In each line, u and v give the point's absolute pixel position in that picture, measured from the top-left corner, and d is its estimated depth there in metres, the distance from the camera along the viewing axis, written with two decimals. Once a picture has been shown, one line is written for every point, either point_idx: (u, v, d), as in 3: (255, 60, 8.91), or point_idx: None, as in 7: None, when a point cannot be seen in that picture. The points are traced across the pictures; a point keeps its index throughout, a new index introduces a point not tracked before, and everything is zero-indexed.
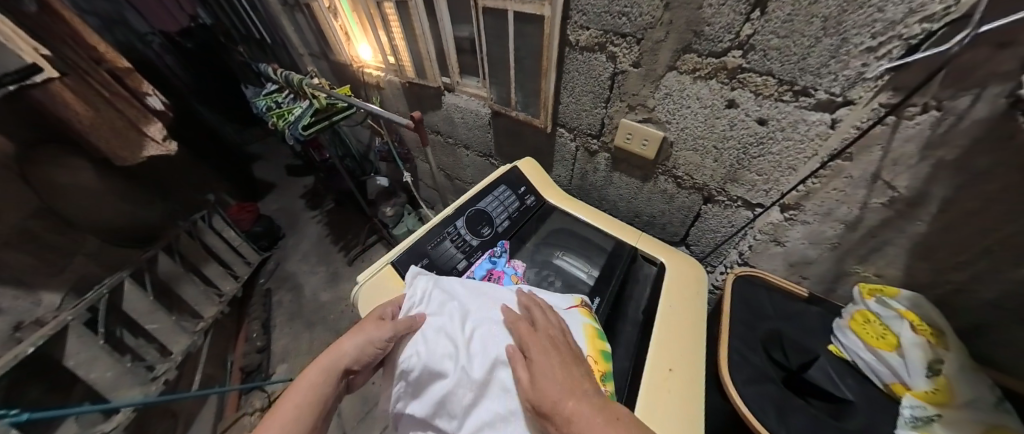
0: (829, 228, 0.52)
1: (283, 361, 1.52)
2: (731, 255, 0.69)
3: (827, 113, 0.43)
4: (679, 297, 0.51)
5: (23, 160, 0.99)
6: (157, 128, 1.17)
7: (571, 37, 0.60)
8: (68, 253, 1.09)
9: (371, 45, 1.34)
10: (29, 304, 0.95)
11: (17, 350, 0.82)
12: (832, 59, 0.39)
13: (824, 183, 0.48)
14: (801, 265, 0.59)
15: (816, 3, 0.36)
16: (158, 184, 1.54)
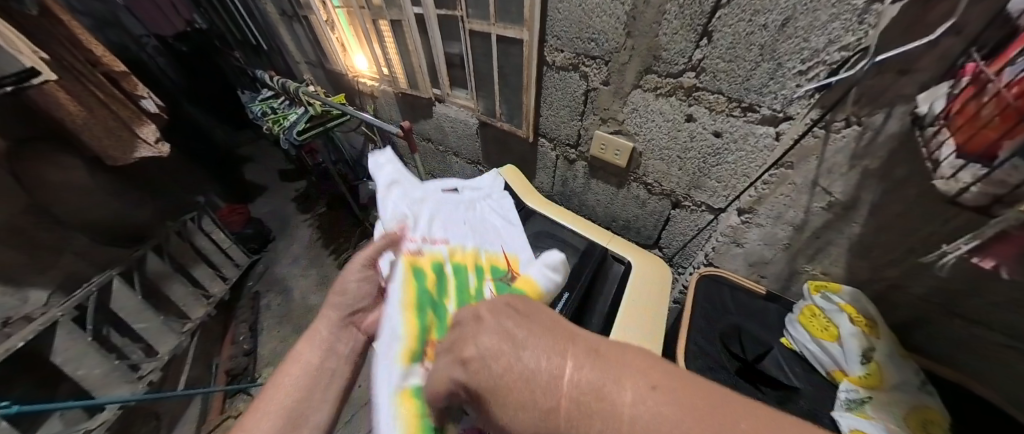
0: (779, 230, 0.57)
1: (269, 364, 1.51)
2: (698, 257, 0.74)
3: (772, 127, 0.48)
4: (642, 296, 0.55)
5: (12, 157, 0.98)
6: (149, 130, 1.18)
7: (548, 58, 0.66)
8: (57, 251, 1.08)
9: (366, 56, 1.39)
10: (16, 300, 0.95)
11: (6, 345, 0.84)
12: (771, 80, 0.44)
13: (772, 188, 0.53)
14: (760, 265, 0.63)
15: (753, 34, 0.42)
16: (150, 184, 1.54)
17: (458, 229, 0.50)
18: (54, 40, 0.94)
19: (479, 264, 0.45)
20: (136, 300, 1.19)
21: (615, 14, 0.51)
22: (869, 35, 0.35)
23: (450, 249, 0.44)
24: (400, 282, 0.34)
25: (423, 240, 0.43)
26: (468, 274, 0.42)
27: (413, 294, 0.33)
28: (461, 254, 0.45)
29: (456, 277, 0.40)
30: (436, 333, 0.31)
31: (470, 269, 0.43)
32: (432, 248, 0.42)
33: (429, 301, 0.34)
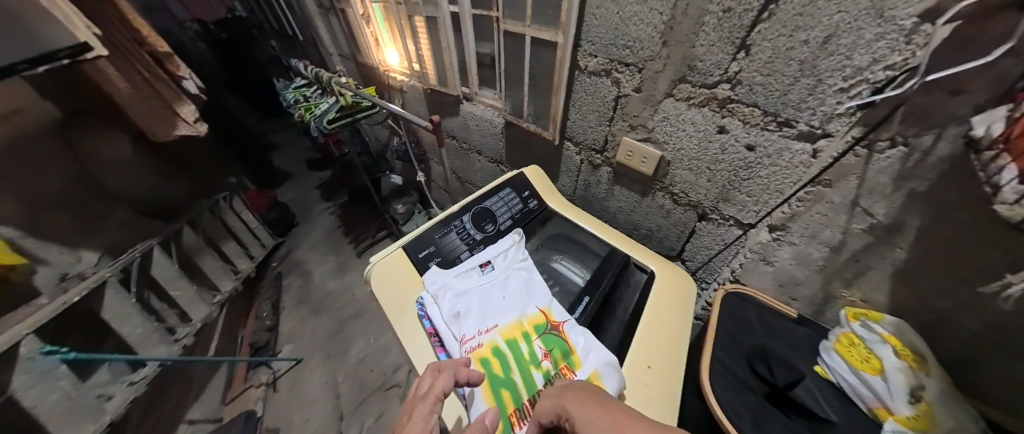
0: (815, 250, 0.55)
1: (288, 342, 1.59)
2: (724, 273, 0.73)
3: (808, 143, 0.47)
4: (664, 307, 0.56)
5: (66, 127, 1.05)
6: (188, 109, 1.17)
7: (581, 62, 0.67)
8: (102, 221, 1.17)
9: (398, 51, 1.45)
10: (70, 258, 1.04)
11: (64, 299, 0.90)
12: (809, 96, 0.43)
13: (807, 206, 0.52)
14: (790, 285, 0.62)
15: (793, 49, 0.41)
16: (185, 163, 1.65)
17: (499, 295, 0.53)
18: (104, 20, 0.91)
19: (526, 329, 0.49)
20: (173, 269, 1.29)
21: (651, 24, 0.51)
22: (917, 55, 0.34)
23: (499, 331, 0.49)
24: (476, 377, 0.44)
25: (478, 330, 0.49)
26: (520, 344, 0.47)
27: (487, 386, 0.44)
28: (509, 328, 0.49)
29: (511, 352, 0.46)
30: (513, 403, 0.42)
31: (520, 338, 0.48)
32: (486, 335, 0.48)
33: (499, 386, 0.43)
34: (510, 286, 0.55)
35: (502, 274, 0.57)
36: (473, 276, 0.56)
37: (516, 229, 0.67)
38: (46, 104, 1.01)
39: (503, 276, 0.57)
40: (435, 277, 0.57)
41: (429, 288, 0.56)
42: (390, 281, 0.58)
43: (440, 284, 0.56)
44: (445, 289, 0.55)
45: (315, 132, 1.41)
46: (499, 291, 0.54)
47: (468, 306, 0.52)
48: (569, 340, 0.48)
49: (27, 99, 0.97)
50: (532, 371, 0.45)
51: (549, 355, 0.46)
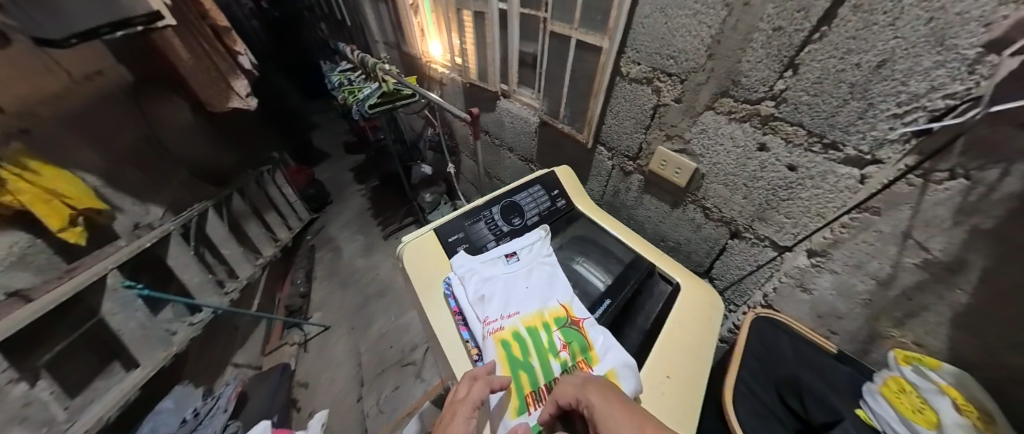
0: (859, 282, 0.53)
1: (318, 310, 1.74)
2: (755, 296, 0.73)
3: (856, 168, 0.46)
4: (688, 320, 0.57)
5: (135, 90, 1.21)
6: (240, 84, 1.35)
7: (624, 68, 0.69)
8: (166, 178, 1.33)
9: (441, 43, 1.53)
10: (140, 210, 1.20)
11: (139, 244, 1.05)
12: (860, 119, 0.43)
13: (852, 233, 0.51)
14: (829, 317, 0.60)
15: (844, 71, 0.41)
16: (241, 139, 1.79)
17: (523, 285, 0.57)
18: None
19: (546, 320, 0.52)
20: (224, 228, 1.44)
21: (698, 37, 0.52)
22: (980, 86, 0.32)
23: (521, 318, 0.52)
24: (497, 357, 0.48)
25: (501, 315, 0.52)
26: (540, 333, 0.50)
27: (507, 367, 0.47)
28: (530, 316, 0.52)
29: (531, 339, 0.50)
30: (530, 385, 0.45)
31: (540, 328, 0.51)
32: (509, 320, 0.51)
33: (519, 368, 0.46)
34: (535, 279, 0.58)
35: (527, 266, 0.61)
36: (500, 265, 0.60)
37: (543, 225, 0.70)
38: (121, 68, 1.16)
39: (528, 268, 0.60)
40: (463, 261, 0.61)
41: (457, 271, 0.60)
42: (422, 259, 0.63)
43: (468, 267, 0.60)
44: (472, 272, 0.59)
45: (355, 115, 1.48)
46: (523, 281, 0.58)
47: (492, 291, 0.56)
48: (587, 337, 0.50)
49: (104, 62, 1.11)
50: (551, 359, 0.48)
51: (568, 347, 0.49)
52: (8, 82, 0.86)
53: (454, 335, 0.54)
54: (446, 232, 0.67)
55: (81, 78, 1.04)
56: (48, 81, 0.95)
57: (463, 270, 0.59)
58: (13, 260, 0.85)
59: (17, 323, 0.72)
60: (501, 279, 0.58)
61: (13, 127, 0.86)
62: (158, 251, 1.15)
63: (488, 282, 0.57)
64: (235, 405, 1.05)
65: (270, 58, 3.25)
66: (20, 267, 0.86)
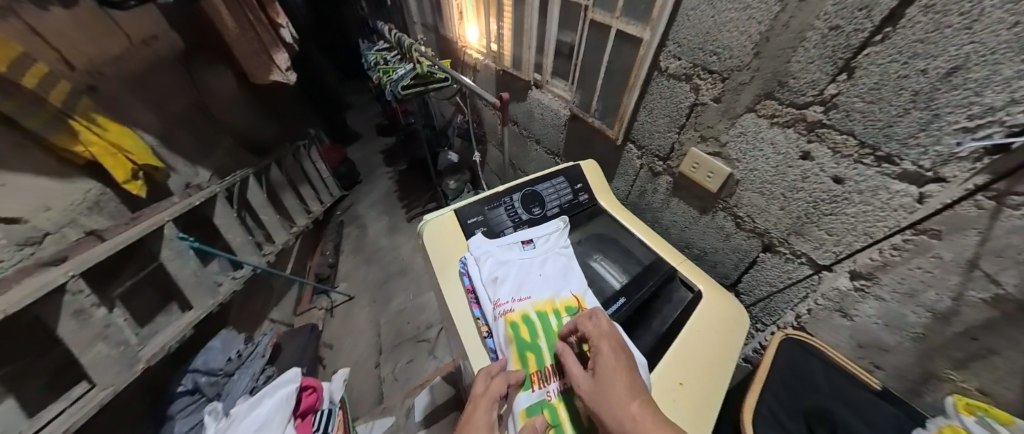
0: (911, 314, 0.46)
1: (344, 280, 1.87)
2: (786, 316, 0.66)
3: (914, 186, 0.40)
4: (709, 330, 0.52)
5: (188, 58, 1.38)
6: (281, 57, 1.46)
7: (662, 63, 0.67)
8: (213, 143, 1.48)
9: (479, 27, 1.47)
10: (190, 172, 1.33)
11: (187, 202, 1.12)
12: (922, 131, 0.37)
13: (905, 257, 0.44)
14: (872, 350, 0.52)
15: (906, 77, 0.36)
16: (274, 106, 2.00)
17: (536, 272, 0.56)
18: None
19: (557, 307, 0.51)
20: (261, 197, 1.52)
21: (746, 33, 0.50)
22: None
23: (532, 302, 0.51)
24: (506, 336, 0.47)
25: (512, 297, 0.51)
26: (550, 318, 0.50)
27: (515, 349, 0.46)
28: (542, 302, 0.51)
29: (541, 324, 0.49)
30: (536, 364, 0.45)
31: (551, 313, 0.50)
32: (520, 303, 0.51)
33: (527, 350, 0.46)
34: (551, 267, 0.57)
35: (543, 254, 0.60)
36: (515, 251, 0.60)
37: (562, 216, 0.69)
38: (174, 34, 1.31)
39: (543, 257, 0.59)
40: (480, 242, 0.61)
41: (472, 251, 0.60)
42: (439, 235, 0.64)
43: (484, 248, 0.59)
44: (488, 254, 0.58)
45: (388, 95, 1.52)
46: (537, 269, 0.57)
47: (506, 273, 0.55)
48: None
49: (160, 29, 1.25)
50: (559, 344, 0.47)
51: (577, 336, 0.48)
52: (79, 44, 0.98)
53: (464, 311, 0.55)
54: (467, 213, 0.66)
55: (141, 41, 1.18)
56: (111, 39, 1.07)
57: (479, 250, 0.59)
58: (89, 204, 0.98)
59: (93, 258, 0.81)
60: (516, 263, 0.57)
61: (82, 84, 0.97)
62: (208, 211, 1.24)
63: (503, 264, 0.57)
64: (271, 353, 1.17)
65: (313, 39, 3.45)
66: (96, 211, 1.00)
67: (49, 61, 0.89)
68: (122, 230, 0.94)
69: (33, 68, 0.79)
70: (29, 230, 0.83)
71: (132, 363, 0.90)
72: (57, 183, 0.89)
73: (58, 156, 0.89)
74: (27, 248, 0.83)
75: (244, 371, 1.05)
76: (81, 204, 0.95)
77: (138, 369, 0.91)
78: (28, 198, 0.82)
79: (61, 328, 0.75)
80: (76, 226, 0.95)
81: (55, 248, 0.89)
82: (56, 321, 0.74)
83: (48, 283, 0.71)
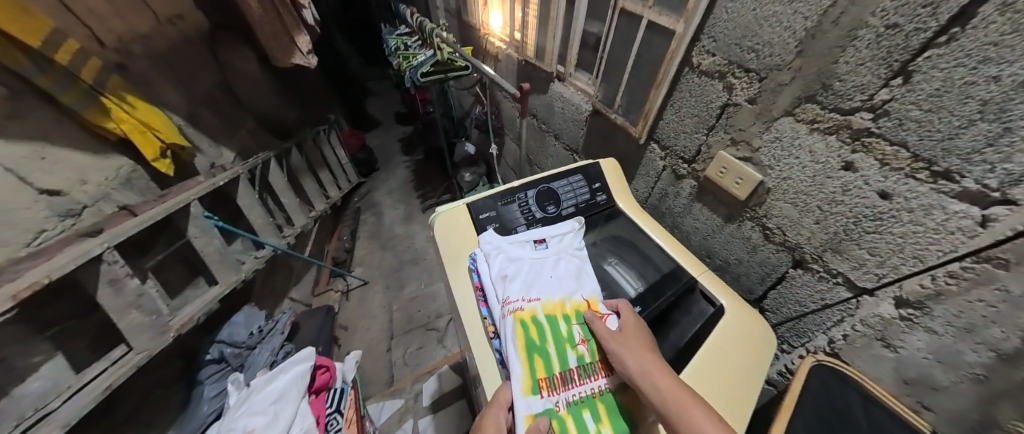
0: (970, 352, 0.40)
1: (360, 265, 1.93)
2: (818, 340, 0.61)
3: (975, 207, 0.35)
4: (731, 349, 0.48)
5: (213, 38, 1.43)
6: (302, 40, 1.48)
7: (695, 59, 0.64)
8: (236, 126, 1.54)
9: (502, 14, 1.42)
10: (214, 153, 1.40)
11: (213, 182, 1.18)
12: (988, 146, 0.33)
13: (961, 286, 0.39)
14: (921, 387, 0.46)
15: (974, 84, 0.32)
16: (296, 91, 2.06)
17: (547, 274, 0.56)
18: None
19: (567, 311, 0.51)
20: (282, 180, 1.57)
21: (790, 29, 0.46)
22: None
23: (542, 303, 0.51)
24: (516, 335, 0.47)
25: (522, 296, 0.51)
26: (559, 322, 0.49)
27: (524, 351, 0.46)
28: (552, 304, 0.51)
29: (550, 327, 0.49)
30: (544, 370, 0.44)
31: (560, 317, 0.50)
32: (528, 303, 0.51)
33: (534, 351, 0.46)
34: (563, 269, 0.57)
35: (555, 253, 0.59)
36: (526, 249, 0.59)
37: (578, 216, 0.67)
38: (198, 14, 1.36)
39: (555, 257, 0.59)
40: (490, 239, 0.61)
41: (483, 246, 0.60)
42: (451, 229, 0.64)
43: (495, 245, 0.59)
44: (498, 252, 0.58)
45: (407, 82, 1.53)
46: (548, 270, 0.56)
47: (517, 274, 0.55)
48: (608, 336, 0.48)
49: (185, 7, 1.30)
50: (568, 350, 0.47)
51: (586, 342, 0.48)
52: (108, 21, 1.04)
53: (471, 307, 0.56)
54: (480, 208, 0.66)
55: (166, 19, 1.22)
56: (139, 18, 1.13)
57: (489, 247, 0.59)
58: (122, 180, 1.06)
59: (125, 232, 0.87)
60: (527, 262, 0.57)
61: (112, 62, 1.05)
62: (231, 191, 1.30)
63: (514, 262, 0.57)
64: (289, 330, 1.23)
65: (337, 24, 3.51)
66: (127, 188, 1.08)
67: (81, 37, 0.96)
68: (150, 207, 1.01)
69: (65, 45, 0.82)
70: (69, 202, 0.93)
71: (163, 331, 0.97)
72: (90, 158, 0.96)
73: (93, 132, 0.96)
74: (67, 219, 0.92)
75: (264, 346, 1.12)
76: (114, 180, 1.04)
77: (169, 336, 0.97)
78: (66, 172, 0.91)
79: (99, 294, 0.82)
80: (110, 201, 1.03)
81: (92, 220, 0.99)
82: (94, 288, 0.81)
83: (86, 253, 0.77)
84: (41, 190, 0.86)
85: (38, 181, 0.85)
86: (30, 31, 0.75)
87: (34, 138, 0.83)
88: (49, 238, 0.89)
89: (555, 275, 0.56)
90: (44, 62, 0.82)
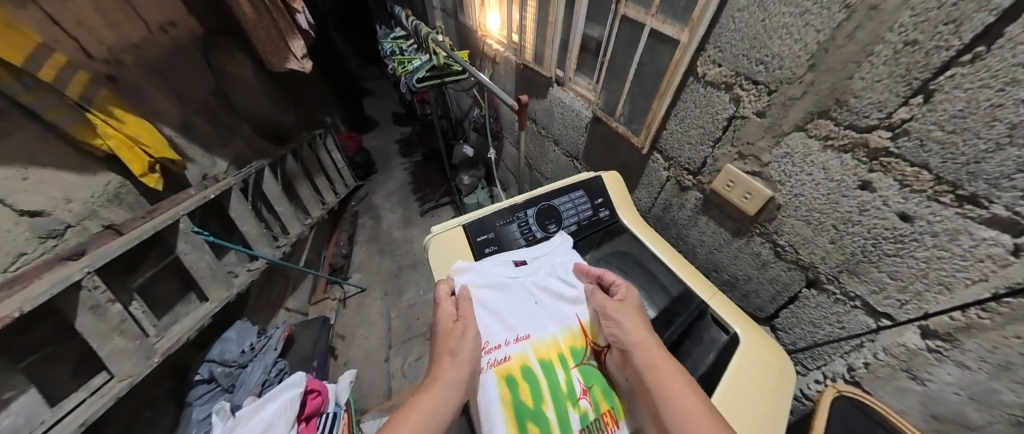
0: (1006, 391, 0.38)
1: (358, 271, 1.90)
2: (836, 365, 0.59)
3: (1006, 234, 0.34)
4: (752, 377, 0.46)
5: (207, 44, 1.40)
6: (297, 45, 1.44)
7: (699, 69, 0.62)
8: (232, 134, 1.51)
9: (500, 16, 1.39)
10: (208, 163, 1.37)
11: (205, 194, 1.15)
12: (1018, 172, 0.31)
13: (994, 320, 0.37)
14: (953, 425, 0.44)
15: (1001, 108, 0.30)
16: (292, 94, 2.02)
17: (532, 302, 0.54)
18: None
19: (564, 352, 0.48)
20: (276, 188, 1.54)
21: (801, 42, 0.44)
22: None
23: (532, 344, 0.49)
24: (506, 398, 0.43)
25: (507, 341, 0.49)
26: (556, 370, 0.47)
27: (516, 414, 0.42)
28: (545, 346, 0.49)
29: (546, 378, 0.46)
30: None
31: (556, 363, 0.47)
32: (516, 348, 0.48)
33: (530, 417, 0.42)
34: (547, 294, 0.55)
35: (536, 275, 0.57)
36: (504, 273, 0.56)
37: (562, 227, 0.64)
38: (191, 20, 1.32)
39: (535, 278, 0.56)
40: (469, 267, 0.56)
41: (459, 278, 0.54)
42: (446, 254, 0.61)
43: (474, 274, 0.55)
44: (477, 282, 0.54)
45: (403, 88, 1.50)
46: (532, 297, 0.54)
47: (499, 307, 0.52)
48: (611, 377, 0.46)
49: (178, 14, 1.27)
50: (569, 408, 0.43)
51: (587, 394, 0.44)
52: (97, 32, 1.01)
53: None
54: (476, 230, 0.63)
55: (157, 28, 1.19)
56: (129, 28, 1.11)
57: (467, 276, 0.54)
58: (110, 196, 1.04)
59: (109, 253, 0.85)
60: (507, 289, 0.54)
61: (102, 74, 1.02)
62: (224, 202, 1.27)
63: (495, 292, 0.54)
64: (283, 344, 1.21)
65: (332, 23, 3.45)
66: (115, 203, 1.05)
67: (68, 51, 0.94)
68: (139, 224, 0.98)
69: (51, 59, 0.83)
70: (53, 222, 0.90)
71: (149, 355, 0.96)
72: (75, 175, 0.94)
73: (81, 148, 0.95)
74: (49, 240, 0.89)
75: (257, 363, 1.10)
76: (102, 196, 1.01)
77: (155, 361, 0.96)
78: (51, 191, 0.89)
79: (78, 320, 0.80)
80: (97, 219, 1.01)
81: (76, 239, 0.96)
82: (74, 315, 0.79)
83: (66, 279, 0.76)
84: (23, 211, 0.83)
85: (19, 202, 0.82)
86: (13, 48, 0.75)
87: (13, 158, 0.81)
88: (29, 261, 0.86)
89: (539, 301, 0.54)
90: (31, 80, 0.82)
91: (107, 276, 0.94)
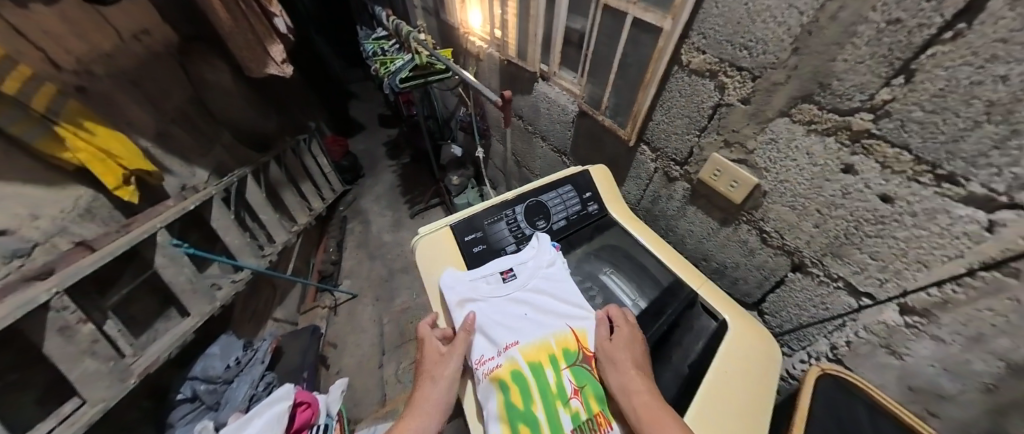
0: (978, 361, 0.39)
1: (348, 277, 1.86)
2: (819, 345, 0.59)
3: (981, 211, 0.34)
4: (743, 362, 0.46)
5: (183, 50, 1.34)
6: (276, 49, 1.39)
7: (683, 57, 0.62)
8: (212, 141, 1.45)
9: (481, 12, 1.36)
10: (187, 173, 1.31)
11: (183, 205, 1.10)
12: (994, 149, 0.31)
13: (969, 295, 0.38)
14: (928, 395, 0.45)
15: (982, 85, 0.30)
16: (274, 98, 1.95)
17: (521, 312, 0.52)
18: None
19: (555, 353, 0.47)
20: (260, 196, 1.49)
21: (785, 24, 0.44)
22: None
23: (521, 349, 0.47)
24: (496, 400, 0.43)
25: (494, 349, 0.47)
26: (547, 371, 0.45)
27: (508, 419, 0.41)
28: (534, 349, 0.47)
29: (536, 380, 0.44)
30: None
31: (547, 364, 0.45)
32: (506, 354, 0.46)
33: (519, 420, 0.41)
34: (535, 304, 0.53)
35: (524, 285, 0.55)
36: (490, 285, 0.55)
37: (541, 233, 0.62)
38: (164, 26, 1.26)
39: (523, 289, 0.55)
40: (455, 279, 0.55)
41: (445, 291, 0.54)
42: (434, 257, 0.59)
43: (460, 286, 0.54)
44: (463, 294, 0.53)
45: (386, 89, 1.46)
46: (520, 307, 0.53)
47: (485, 318, 0.51)
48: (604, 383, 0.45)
49: (152, 20, 1.21)
50: (559, 408, 0.42)
51: (580, 395, 0.43)
52: (64, 41, 0.95)
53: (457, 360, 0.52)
54: (464, 230, 0.62)
55: (129, 36, 1.13)
56: (99, 36, 1.04)
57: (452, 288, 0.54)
58: (81, 211, 0.98)
59: (81, 271, 0.80)
60: (494, 300, 0.53)
61: (70, 85, 0.96)
62: (205, 213, 1.23)
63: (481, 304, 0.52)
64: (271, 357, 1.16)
65: (310, 25, 3.35)
66: (87, 219, 1.00)
67: (34, 62, 0.87)
68: (112, 239, 0.92)
69: (15, 71, 0.78)
70: (18, 241, 0.85)
71: (124, 377, 0.91)
72: (40, 190, 0.89)
73: (49, 163, 0.90)
74: (14, 260, 0.84)
75: (242, 378, 1.06)
76: (72, 211, 0.96)
77: (130, 383, 0.91)
78: (13, 208, 0.83)
79: (46, 344, 0.75)
80: (67, 235, 0.95)
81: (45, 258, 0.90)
82: (42, 338, 0.75)
83: (30, 301, 0.71)
84: None
85: None
86: None
87: None
88: None
89: (527, 311, 0.52)
90: None
91: (78, 295, 0.89)
